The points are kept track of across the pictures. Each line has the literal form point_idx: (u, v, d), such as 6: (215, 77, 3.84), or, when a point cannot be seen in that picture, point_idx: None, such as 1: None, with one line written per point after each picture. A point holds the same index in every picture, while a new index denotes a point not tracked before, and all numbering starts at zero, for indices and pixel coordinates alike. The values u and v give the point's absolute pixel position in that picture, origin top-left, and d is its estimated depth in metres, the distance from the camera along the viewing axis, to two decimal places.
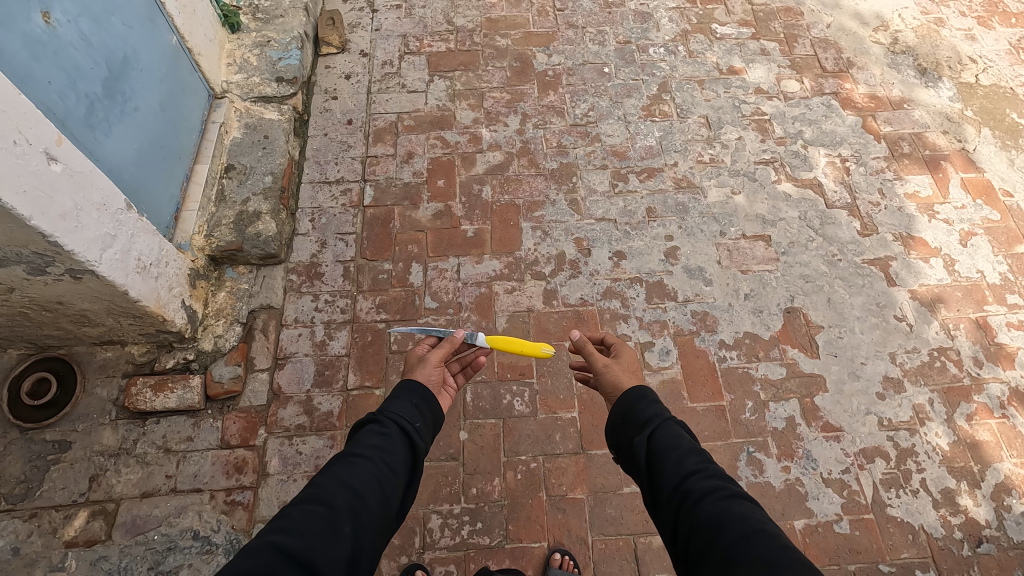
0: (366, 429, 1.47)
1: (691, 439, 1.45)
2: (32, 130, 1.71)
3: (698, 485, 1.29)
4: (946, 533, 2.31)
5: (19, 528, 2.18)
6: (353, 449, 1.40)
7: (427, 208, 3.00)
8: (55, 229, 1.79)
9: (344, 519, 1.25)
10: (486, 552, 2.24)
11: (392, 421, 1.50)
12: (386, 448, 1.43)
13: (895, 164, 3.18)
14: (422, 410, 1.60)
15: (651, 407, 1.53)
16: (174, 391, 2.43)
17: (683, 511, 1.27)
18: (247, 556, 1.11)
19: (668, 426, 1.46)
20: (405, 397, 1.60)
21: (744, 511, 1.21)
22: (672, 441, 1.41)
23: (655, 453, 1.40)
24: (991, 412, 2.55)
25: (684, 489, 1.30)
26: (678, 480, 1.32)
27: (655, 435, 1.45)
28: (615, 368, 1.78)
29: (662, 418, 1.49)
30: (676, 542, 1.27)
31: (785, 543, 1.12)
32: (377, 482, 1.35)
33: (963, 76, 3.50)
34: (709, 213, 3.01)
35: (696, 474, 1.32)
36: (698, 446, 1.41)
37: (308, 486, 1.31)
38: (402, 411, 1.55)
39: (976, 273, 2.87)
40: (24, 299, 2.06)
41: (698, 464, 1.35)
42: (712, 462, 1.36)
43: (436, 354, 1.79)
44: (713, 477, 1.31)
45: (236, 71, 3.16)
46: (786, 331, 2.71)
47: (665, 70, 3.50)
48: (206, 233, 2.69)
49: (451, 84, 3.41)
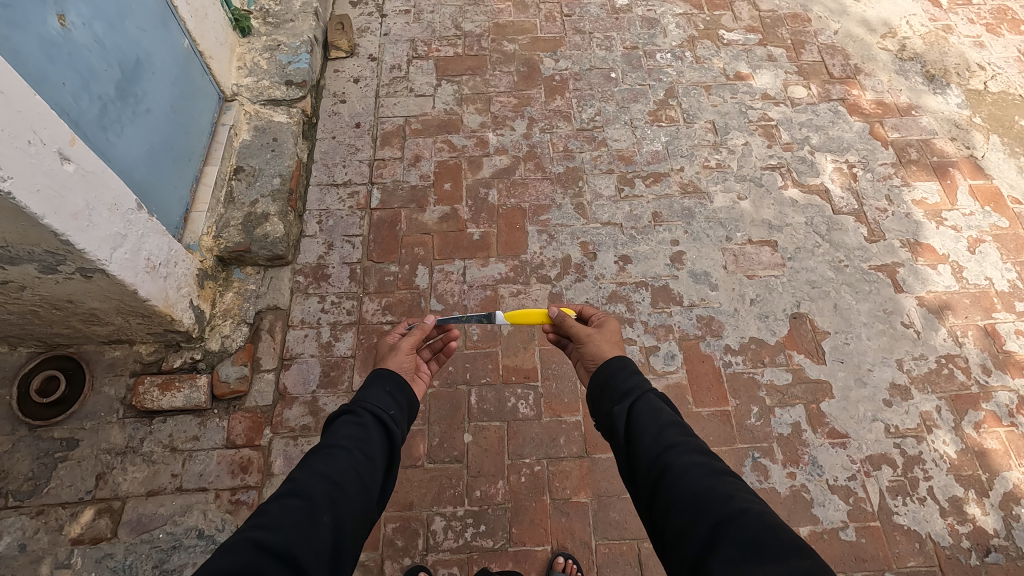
0: (341, 420, 1.47)
1: (671, 412, 1.45)
2: (46, 131, 1.73)
3: (677, 461, 1.29)
4: (954, 541, 2.29)
5: (26, 524, 2.19)
6: (329, 441, 1.41)
7: (433, 211, 3.01)
8: (67, 228, 1.81)
9: (323, 510, 1.26)
10: (489, 555, 2.24)
11: (367, 410, 1.50)
12: (362, 437, 1.44)
13: (902, 171, 3.17)
14: (396, 397, 1.60)
15: (632, 378, 1.53)
16: (180, 390, 2.44)
17: (661, 486, 1.27)
18: (226, 554, 1.12)
19: (648, 399, 1.46)
20: (379, 384, 1.60)
21: (724, 487, 1.21)
22: (651, 416, 1.41)
23: (635, 427, 1.40)
24: (1000, 420, 2.53)
25: (663, 464, 1.30)
26: (658, 454, 1.32)
27: (635, 408, 1.45)
28: (598, 337, 1.79)
29: (642, 391, 1.49)
30: (652, 516, 1.28)
31: (766, 520, 1.11)
32: (355, 472, 1.36)
33: (971, 83, 3.50)
34: (715, 219, 3.01)
35: (677, 449, 1.32)
36: (677, 421, 1.41)
37: (286, 481, 1.31)
38: (377, 398, 1.55)
39: (985, 280, 2.86)
40: (35, 297, 2.08)
41: (677, 439, 1.35)
42: (692, 437, 1.36)
43: (408, 341, 1.81)
44: (693, 452, 1.31)
45: (247, 74, 3.19)
46: (792, 336, 2.70)
47: (672, 76, 3.51)
48: (214, 235, 2.71)
49: (458, 89, 3.43)
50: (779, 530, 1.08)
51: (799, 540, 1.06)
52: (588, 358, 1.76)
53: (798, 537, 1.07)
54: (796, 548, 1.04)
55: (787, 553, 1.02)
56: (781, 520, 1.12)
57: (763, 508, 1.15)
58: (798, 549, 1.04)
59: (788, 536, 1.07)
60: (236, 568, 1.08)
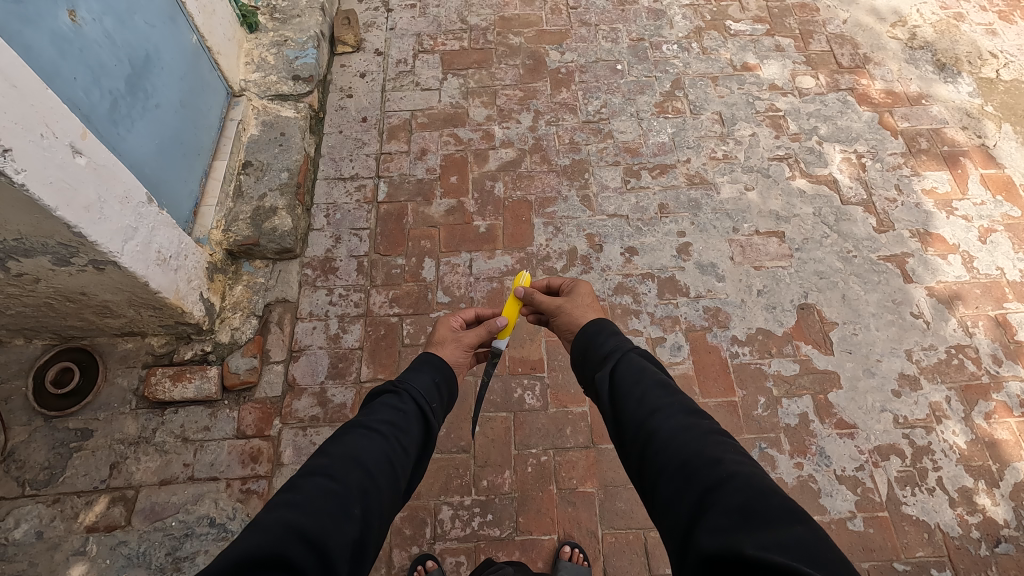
0: (384, 402, 1.51)
1: (656, 372, 1.47)
2: (58, 124, 1.76)
3: (663, 426, 1.31)
4: (963, 531, 2.28)
5: (43, 512, 2.24)
6: (367, 422, 1.43)
7: (439, 204, 3.03)
8: (80, 220, 1.84)
9: (354, 501, 1.26)
10: (496, 544, 2.26)
11: (409, 397, 1.54)
12: (400, 425, 1.46)
13: (912, 161, 3.14)
14: (439, 390, 1.64)
15: (615, 344, 1.57)
16: (192, 381, 2.48)
17: (648, 453, 1.29)
18: (256, 533, 1.11)
19: (631, 362, 1.49)
20: (425, 374, 1.65)
21: (713, 451, 1.21)
22: (634, 379, 1.44)
23: (620, 392, 1.43)
24: (1011, 411, 2.51)
25: (649, 429, 1.32)
26: (644, 420, 1.34)
27: (617, 372, 1.48)
28: (569, 306, 1.83)
29: (624, 354, 1.52)
30: (642, 481, 1.30)
31: (755, 482, 1.11)
32: (388, 461, 1.37)
33: (983, 71, 3.45)
34: (722, 210, 3.00)
35: (661, 414, 1.33)
36: (662, 382, 1.43)
37: (321, 458, 1.32)
38: (421, 387, 1.59)
39: (996, 270, 2.83)
40: (49, 289, 2.12)
41: (663, 402, 1.36)
42: (677, 398, 1.38)
43: (470, 337, 1.86)
44: (679, 414, 1.33)
45: (254, 70, 3.22)
46: (800, 327, 2.69)
47: (678, 67, 3.49)
48: (224, 228, 2.74)
49: (464, 82, 3.44)
50: (766, 495, 1.07)
51: (791, 504, 1.06)
52: (563, 329, 1.80)
53: (790, 500, 1.07)
54: (786, 513, 1.04)
55: (777, 519, 1.02)
56: (771, 482, 1.12)
57: (752, 471, 1.14)
58: (792, 515, 1.03)
59: (778, 500, 1.06)
60: (265, 548, 1.08)
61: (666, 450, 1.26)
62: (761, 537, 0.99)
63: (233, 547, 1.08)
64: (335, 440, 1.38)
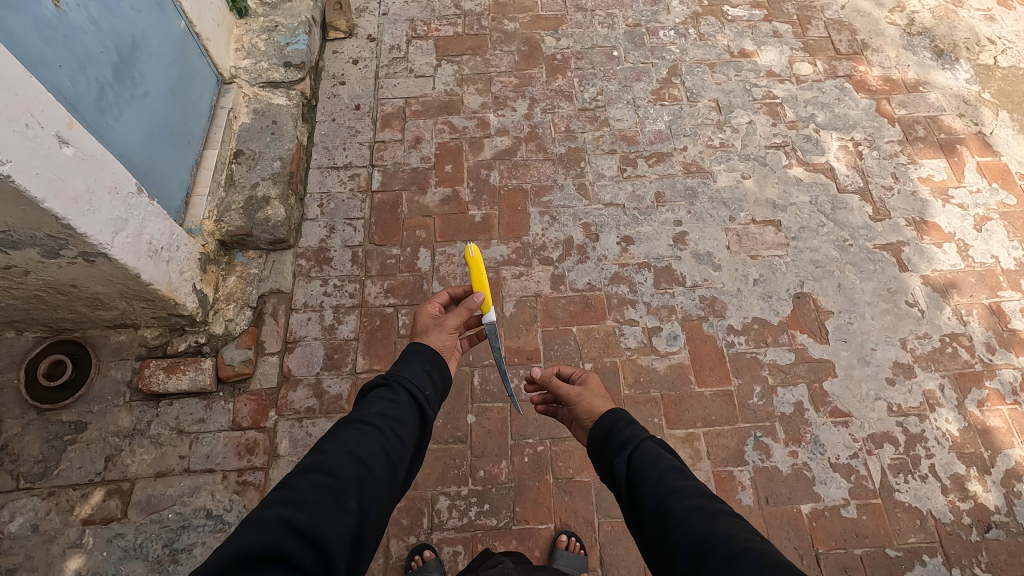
0: (377, 394, 1.50)
1: (671, 457, 1.45)
2: (44, 113, 1.73)
3: (679, 505, 1.30)
4: (955, 518, 2.30)
5: (38, 505, 2.23)
6: (362, 416, 1.42)
7: (435, 193, 3.00)
8: (68, 212, 1.81)
9: (350, 493, 1.25)
10: (493, 533, 2.27)
11: (403, 388, 1.53)
12: (394, 416, 1.45)
13: (909, 149, 3.13)
14: (432, 377, 1.63)
15: (628, 426, 1.55)
16: (186, 372, 2.46)
17: (664, 531, 1.28)
18: (252, 529, 1.10)
19: (644, 443, 1.48)
20: (416, 363, 1.63)
21: (727, 529, 1.21)
22: (649, 459, 1.43)
23: (634, 472, 1.42)
24: (1003, 398, 2.53)
25: (664, 509, 1.31)
26: (659, 499, 1.34)
27: (631, 453, 1.47)
28: (588, 394, 1.76)
29: (638, 436, 1.51)
30: (660, 562, 1.28)
31: (768, 557, 1.12)
32: (384, 452, 1.37)
33: (981, 58, 3.43)
34: (718, 198, 2.99)
35: (676, 493, 1.33)
36: (677, 465, 1.42)
37: (316, 454, 1.32)
38: (414, 377, 1.58)
39: (991, 258, 2.83)
40: (39, 281, 2.09)
41: (677, 483, 1.36)
42: (691, 480, 1.37)
43: (454, 319, 1.83)
44: (694, 494, 1.33)
45: (244, 56, 3.16)
46: (796, 316, 2.69)
47: (675, 54, 3.45)
48: (216, 219, 2.71)
49: (459, 69, 3.39)
50: (781, 567, 1.08)
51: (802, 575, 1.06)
52: (584, 418, 1.71)
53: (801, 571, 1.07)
54: None
55: None
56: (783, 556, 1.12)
57: (765, 547, 1.15)
58: None
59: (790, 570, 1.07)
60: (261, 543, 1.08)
61: (682, 529, 1.25)
62: None
63: (229, 544, 1.07)
64: (330, 435, 1.37)
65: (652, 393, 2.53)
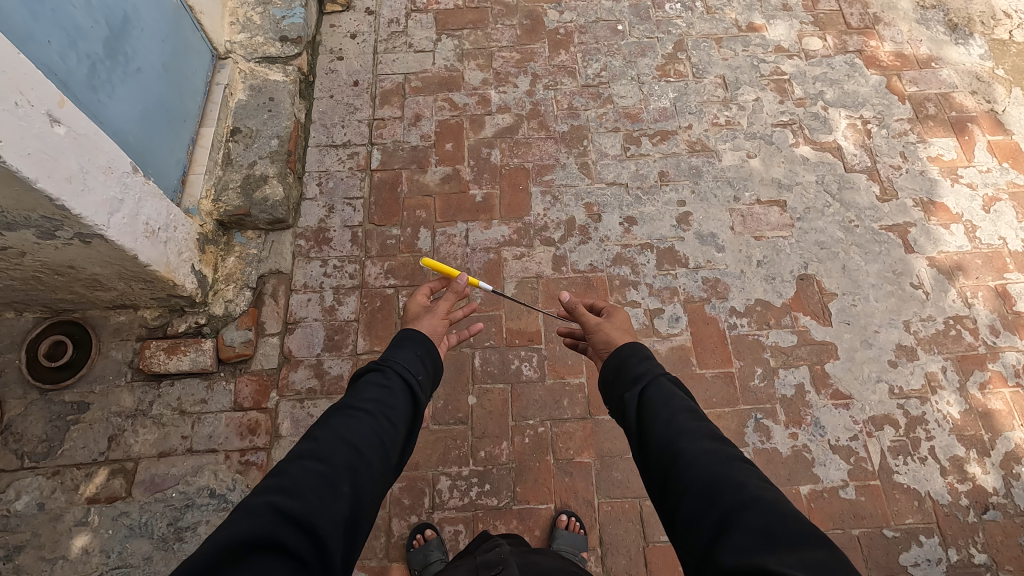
0: (368, 380, 1.49)
1: (684, 398, 1.44)
2: (34, 92, 1.68)
3: (690, 448, 1.29)
4: (952, 499, 2.32)
5: (43, 484, 2.25)
6: (353, 402, 1.41)
7: (435, 171, 2.96)
8: (63, 193, 1.78)
9: (343, 479, 1.25)
10: (493, 513, 2.29)
11: (394, 372, 1.52)
12: (387, 401, 1.45)
13: (918, 127, 3.07)
14: (424, 361, 1.62)
15: (645, 364, 1.53)
16: (187, 353, 2.46)
17: (671, 473, 1.28)
18: (243, 519, 1.10)
19: (659, 385, 1.46)
20: (408, 348, 1.62)
21: (739, 476, 1.19)
22: (662, 401, 1.41)
23: (648, 412, 1.41)
24: (1006, 381, 2.53)
25: (674, 451, 1.30)
26: (669, 440, 1.32)
27: (646, 394, 1.45)
28: (610, 326, 1.78)
29: (654, 376, 1.48)
30: (664, 502, 1.28)
31: (779, 509, 1.11)
32: (377, 436, 1.36)
33: (996, 32, 3.34)
34: (723, 178, 2.94)
35: (688, 436, 1.31)
36: (691, 409, 1.40)
37: (309, 440, 1.31)
38: (405, 361, 1.57)
39: (998, 240, 2.80)
40: (36, 263, 2.07)
41: (690, 426, 1.34)
42: (704, 424, 1.36)
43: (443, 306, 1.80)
44: (706, 439, 1.31)
45: (240, 31, 3.08)
46: (799, 298, 2.67)
47: (681, 28, 3.36)
48: (213, 198, 2.68)
49: (459, 43, 3.31)
50: (791, 522, 1.07)
51: (811, 531, 1.06)
52: (599, 347, 1.74)
53: (811, 527, 1.07)
54: (809, 539, 1.04)
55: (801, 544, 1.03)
56: (795, 510, 1.11)
57: (776, 497, 1.14)
58: (812, 541, 1.04)
59: (800, 527, 1.07)
60: (254, 533, 1.07)
61: (689, 468, 1.25)
62: (784, 558, 1.00)
63: (219, 536, 1.07)
64: (322, 421, 1.37)
65: None
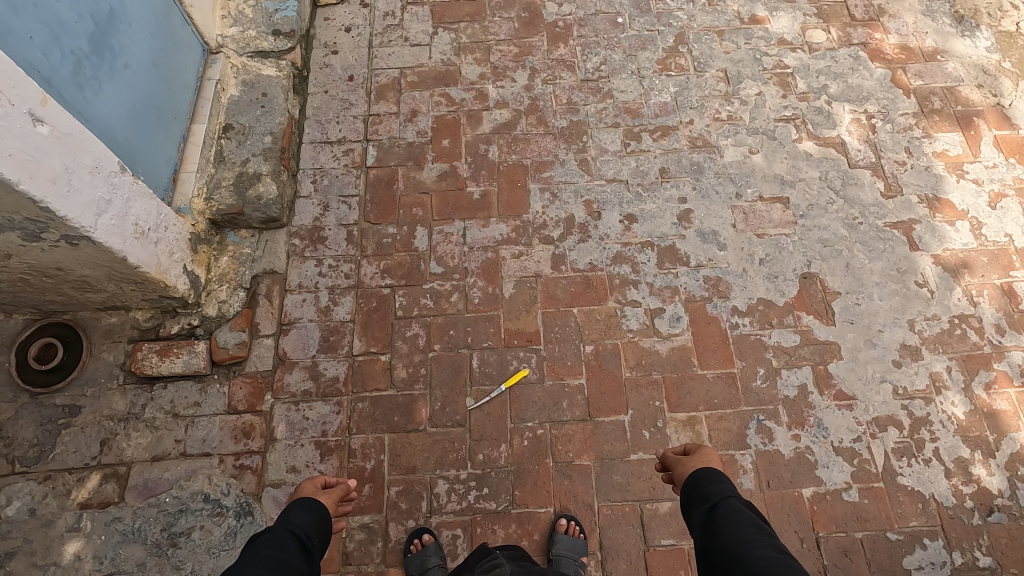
0: (262, 537, 1.50)
1: (753, 515, 1.50)
2: (15, 91, 1.62)
3: (750, 551, 1.37)
4: (956, 501, 2.29)
5: (35, 489, 2.22)
6: (251, 556, 1.42)
7: (431, 168, 2.90)
8: (46, 195, 1.73)
9: None
10: (492, 517, 2.26)
11: (290, 530, 1.55)
12: (284, 555, 1.47)
13: (923, 122, 3.01)
14: (316, 517, 1.66)
15: (716, 483, 1.60)
16: (180, 356, 2.41)
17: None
18: None
19: (728, 502, 1.53)
20: (304, 507, 1.66)
21: None
22: (729, 514, 1.49)
23: (715, 523, 1.49)
24: (1011, 380, 2.49)
25: (735, 554, 1.38)
26: (733, 545, 1.40)
27: (714, 508, 1.53)
28: (696, 460, 1.75)
29: (723, 493, 1.57)
30: None
31: None
32: None
33: (1003, 24, 3.27)
34: (724, 174, 2.89)
35: (749, 543, 1.39)
36: (758, 522, 1.47)
37: None
38: (300, 519, 1.61)
39: (1004, 237, 2.75)
40: (22, 265, 2.02)
41: (752, 535, 1.41)
42: (768, 536, 1.42)
43: None
44: (768, 546, 1.38)
45: (232, 24, 3.02)
46: (802, 297, 2.63)
47: (682, 20, 3.30)
48: (205, 197, 2.62)
49: (456, 37, 3.24)
50: None
51: None
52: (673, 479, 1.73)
53: None
54: None
55: None
56: None
57: None
58: None
59: None
60: None
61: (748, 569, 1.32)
62: None
63: None
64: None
65: (654, 375, 2.49)
